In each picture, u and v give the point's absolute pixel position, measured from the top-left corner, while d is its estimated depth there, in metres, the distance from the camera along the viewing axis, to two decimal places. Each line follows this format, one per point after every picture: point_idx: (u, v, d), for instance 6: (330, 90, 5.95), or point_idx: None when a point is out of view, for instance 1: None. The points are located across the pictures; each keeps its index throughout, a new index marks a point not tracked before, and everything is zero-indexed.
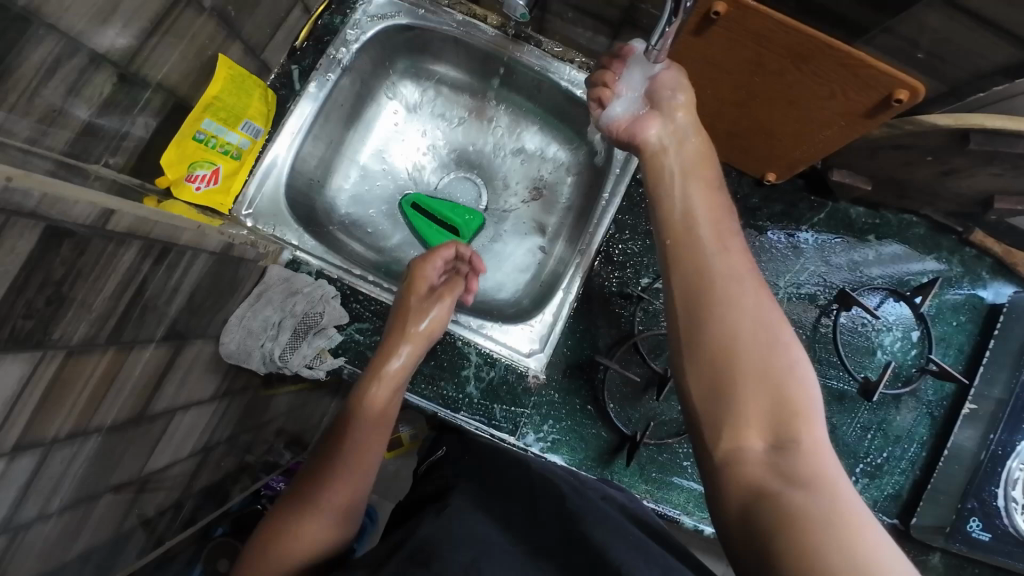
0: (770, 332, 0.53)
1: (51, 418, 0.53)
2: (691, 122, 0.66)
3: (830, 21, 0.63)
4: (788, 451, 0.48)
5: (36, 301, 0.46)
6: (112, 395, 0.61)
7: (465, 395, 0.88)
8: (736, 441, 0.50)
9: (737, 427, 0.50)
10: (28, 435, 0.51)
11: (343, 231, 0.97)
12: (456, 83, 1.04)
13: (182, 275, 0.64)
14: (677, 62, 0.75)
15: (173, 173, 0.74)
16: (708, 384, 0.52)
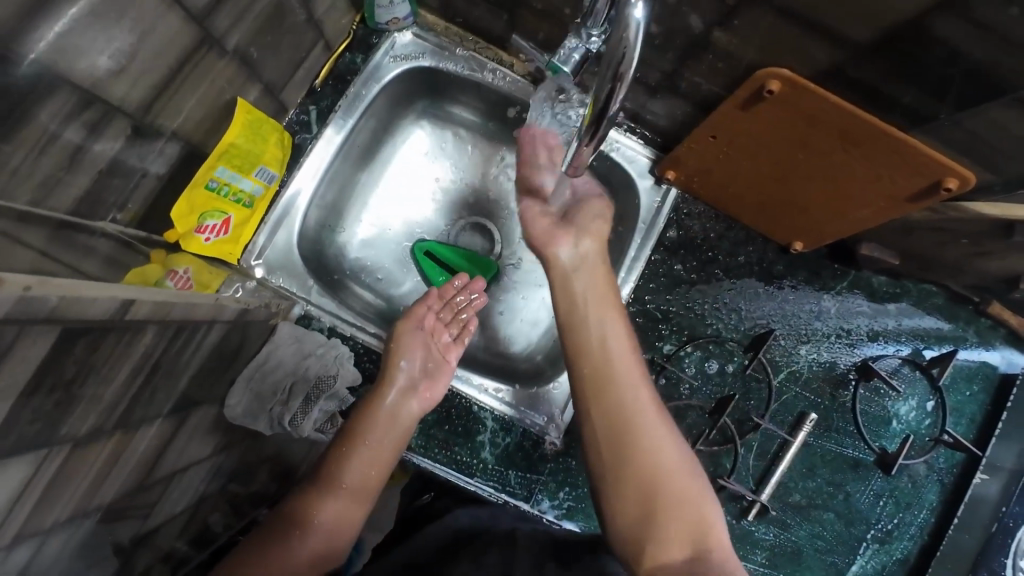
0: (668, 462, 0.61)
1: (51, 510, 0.48)
2: (596, 247, 0.73)
3: (886, 108, 0.61)
4: (703, 563, 0.55)
5: (44, 404, 0.41)
6: (115, 477, 0.55)
7: (480, 460, 0.85)
8: (659, 557, 0.57)
9: (655, 549, 0.57)
10: (27, 529, 0.45)
11: (353, 277, 0.94)
12: (476, 126, 1.01)
13: (193, 344, 0.59)
14: (714, 132, 0.72)
15: (182, 226, 0.69)
16: (639, 506, 0.60)
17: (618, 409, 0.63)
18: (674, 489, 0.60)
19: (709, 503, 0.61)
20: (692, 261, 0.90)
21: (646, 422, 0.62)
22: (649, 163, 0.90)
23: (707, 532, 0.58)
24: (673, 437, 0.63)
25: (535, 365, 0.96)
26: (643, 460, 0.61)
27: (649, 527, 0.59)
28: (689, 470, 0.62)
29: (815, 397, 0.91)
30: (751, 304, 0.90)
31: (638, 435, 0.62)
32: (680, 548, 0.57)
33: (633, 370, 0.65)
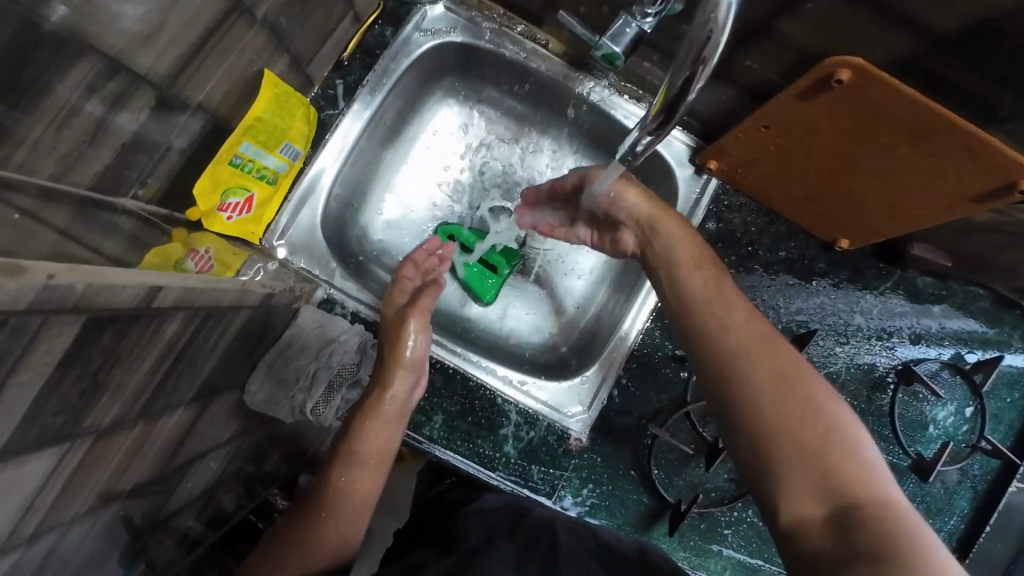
0: (797, 397, 0.55)
1: (73, 503, 0.46)
2: (655, 206, 0.74)
3: (963, 100, 0.56)
4: (845, 510, 0.49)
5: (69, 396, 0.38)
6: (137, 467, 0.53)
7: (503, 454, 0.83)
8: (793, 508, 0.52)
9: (789, 500, 0.52)
10: (48, 522, 0.43)
11: (376, 260, 0.91)
12: (505, 106, 0.96)
13: (218, 331, 0.56)
14: (767, 123, 0.67)
15: (204, 204, 0.66)
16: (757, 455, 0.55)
17: (723, 351, 0.60)
18: (811, 439, 0.53)
19: (855, 451, 0.52)
20: (731, 255, 0.86)
21: (755, 360, 0.58)
22: (689, 151, 0.86)
23: (851, 487, 0.50)
24: (795, 369, 0.57)
25: (560, 357, 0.93)
26: (763, 413, 0.55)
27: (778, 475, 0.53)
28: (824, 403, 0.55)
29: (850, 400, 0.88)
30: (789, 301, 0.87)
31: (745, 372, 0.58)
32: (816, 498, 0.51)
33: (732, 313, 0.62)
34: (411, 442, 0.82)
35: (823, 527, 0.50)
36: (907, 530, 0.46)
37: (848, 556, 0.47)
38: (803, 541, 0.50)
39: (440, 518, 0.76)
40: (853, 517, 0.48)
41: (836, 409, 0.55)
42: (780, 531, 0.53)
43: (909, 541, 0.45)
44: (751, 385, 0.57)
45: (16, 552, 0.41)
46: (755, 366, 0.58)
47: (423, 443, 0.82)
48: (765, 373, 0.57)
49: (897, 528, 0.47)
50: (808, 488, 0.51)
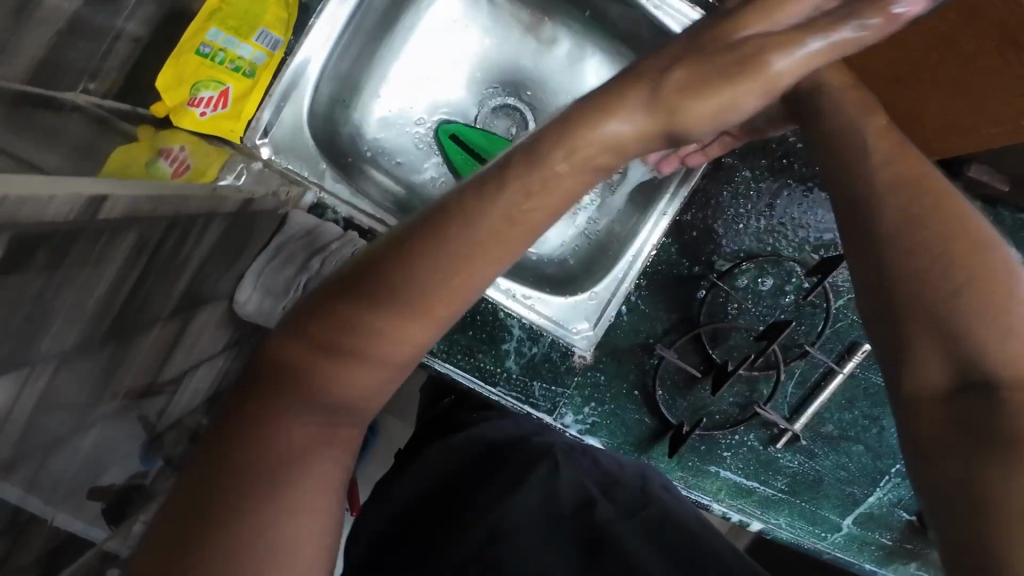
0: (940, 254, 0.37)
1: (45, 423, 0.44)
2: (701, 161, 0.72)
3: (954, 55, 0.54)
4: (976, 389, 0.35)
5: (12, 323, 0.35)
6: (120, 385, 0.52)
7: (504, 368, 0.81)
8: (907, 382, 0.37)
9: (902, 377, 0.37)
10: None
11: (371, 160, 0.84)
12: None
13: (194, 242, 0.53)
14: None
15: (171, 97, 0.62)
16: (906, 345, 0.37)
17: (899, 219, 0.39)
18: (961, 308, 0.36)
19: (987, 292, 0.36)
20: (763, 165, 0.78)
21: (892, 207, 0.39)
22: None
23: (983, 345, 0.35)
24: (952, 218, 0.38)
25: (566, 271, 0.88)
26: (893, 262, 0.38)
27: (890, 348, 0.38)
28: (981, 258, 0.37)
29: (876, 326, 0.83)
30: (818, 220, 0.78)
31: (899, 239, 0.38)
32: (942, 372, 0.36)
33: (911, 163, 0.41)
34: None
35: (949, 403, 0.35)
36: None
37: (968, 439, 0.34)
38: (914, 423, 0.36)
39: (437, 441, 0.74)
40: (983, 396, 0.34)
41: (969, 229, 0.38)
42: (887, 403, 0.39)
43: None
44: (905, 233, 0.38)
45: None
46: (908, 215, 0.39)
47: (422, 357, 0.79)
48: (906, 209, 0.39)
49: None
50: (929, 358, 0.36)
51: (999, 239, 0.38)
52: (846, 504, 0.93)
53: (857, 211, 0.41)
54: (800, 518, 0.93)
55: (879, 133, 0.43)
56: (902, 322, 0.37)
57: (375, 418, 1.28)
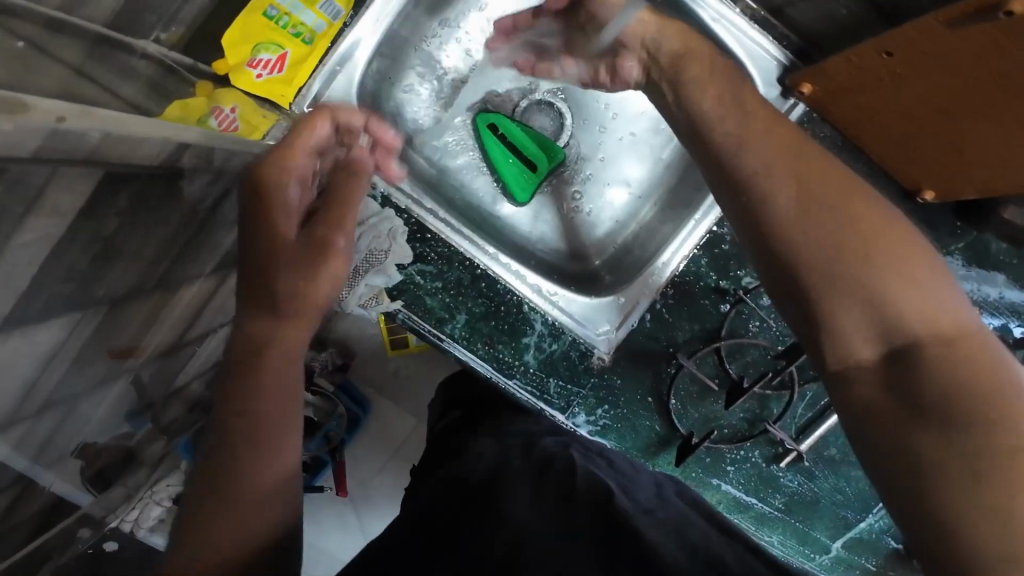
0: (811, 225, 0.40)
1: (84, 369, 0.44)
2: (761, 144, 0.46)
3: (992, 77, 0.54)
4: (903, 359, 0.38)
5: (81, 263, 0.34)
6: (151, 340, 0.51)
7: (522, 362, 0.81)
8: (844, 359, 0.39)
9: (840, 350, 0.39)
10: None
11: (410, 143, 0.84)
12: None
13: (246, 202, 0.52)
14: (887, 41, 0.56)
15: (231, 56, 0.62)
16: (859, 324, 0.39)
17: (772, 205, 0.41)
18: (874, 276, 0.38)
19: (925, 271, 0.38)
20: None
21: (761, 189, 0.42)
22: (780, 70, 0.73)
23: (916, 321, 0.37)
24: (803, 192, 0.41)
25: (589, 270, 0.89)
26: (804, 257, 0.40)
27: (830, 326, 0.39)
28: (826, 224, 0.39)
29: None
30: None
31: (799, 224, 0.40)
32: (869, 345, 0.39)
33: (748, 135, 0.44)
34: (430, 337, 0.80)
35: (882, 384, 0.38)
36: (994, 365, 0.36)
37: (906, 412, 0.37)
38: (852, 392, 0.39)
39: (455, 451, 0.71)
40: (915, 363, 0.37)
41: (884, 212, 0.40)
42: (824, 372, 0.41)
43: (999, 375, 0.36)
44: (797, 216, 0.40)
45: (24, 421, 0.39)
46: (796, 215, 0.40)
47: (443, 341, 0.80)
48: (802, 204, 0.40)
49: (976, 367, 0.36)
50: (872, 330, 0.38)
51: (882, 199, 0.41)
52: (838, 527, 0.95)
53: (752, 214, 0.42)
54: (792, 536, 0.95)
55: (750, 134, 0.43)
56: (834, 314, 0.39)
57: (370, 399, 1.27)
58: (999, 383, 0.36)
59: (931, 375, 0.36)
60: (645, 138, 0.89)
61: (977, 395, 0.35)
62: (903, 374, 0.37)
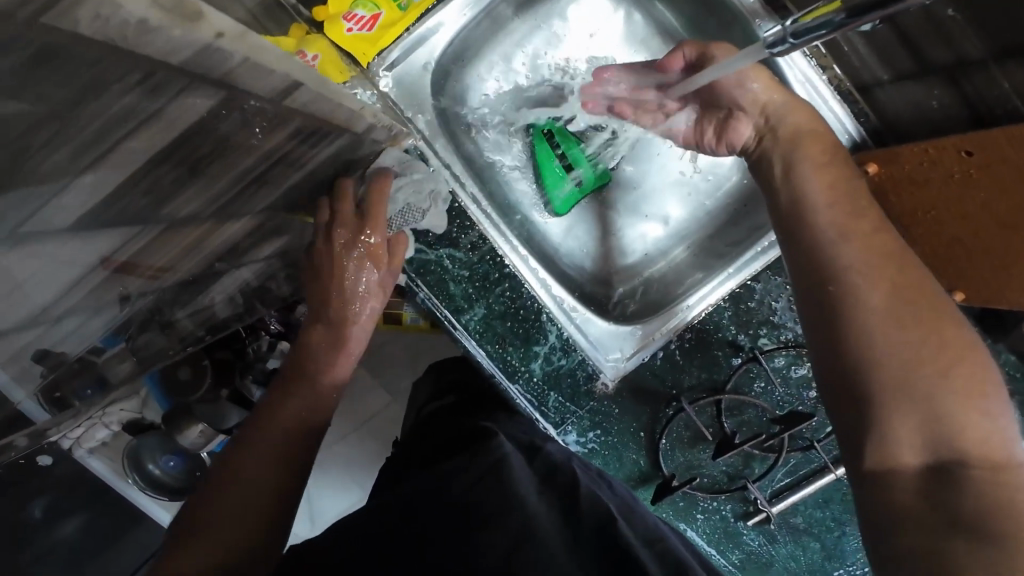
0: (888, 328, 0.48)
1: (118, 284, 0.42)
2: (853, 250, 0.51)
3: None
4: (945, 476, 0.44)
5: (165, 178, 0.33)
6: (182, 265, 0.50)
7: (527, 369, 0.80)
8: (887, 459, 0.46)
9: (886, 449, 0.46)
10: (86, 301, 0.40)
11: (467, 127, 0.83)
12: (667, 30, 0.85)
13: (318, 150, 0.52)
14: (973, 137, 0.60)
15: (331, 6, 0.67)
16: (907, 430, 0.46)
17: (853, 300, 0.50)
18: (930, 391, 0.46)
19: (991, 402, 0.45)
20: None
21: (844, 287, 0.50)
22: (848, 146, 0.76)
23: (969, 439, 0.44)
24: (889, 300, 0.49)
25: (611, 296, 0.89)
26: (884, 345, 0.47)
27: (876, 425, 0.46)
28: (903, 336, 0.47)
29: None
30: None
31: (869, 324, 0.48)
32: (917, 452, 0.45)
33: (852, 235, 0.52)
34: (444, 324, 0.77)
35: (921, 479, 0.45)
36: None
37: (939, 524, 0.42)
38: (887, 492, 0.45)
39: (452, 434, 0.70)
40: (957, 479, 0.43)
41: (967, 341, 0.47)
42: (862, 468, 0.47)
43: None
44: (871, 318, 0.48)
45: (48, 322, 0.37)
46: (886, 311, 0.49)
47: (456, 330, 0.78)
48: (893, 307, 0.48)
49: (1008, 493, 0.42)
50: (912, 438, 0.45)
51: (960, 323, 0.49)
52: None
53: (848, 299, 0.50)
54: None
55: (861, 236, 0.52)
56: (894, 399, 0.46)
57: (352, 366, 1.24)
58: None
59: (967, 495, 0.42)
60: (695, 181, 0.90)
61: (1008, 522, 0.40)
62: (940, 487, 0.44)
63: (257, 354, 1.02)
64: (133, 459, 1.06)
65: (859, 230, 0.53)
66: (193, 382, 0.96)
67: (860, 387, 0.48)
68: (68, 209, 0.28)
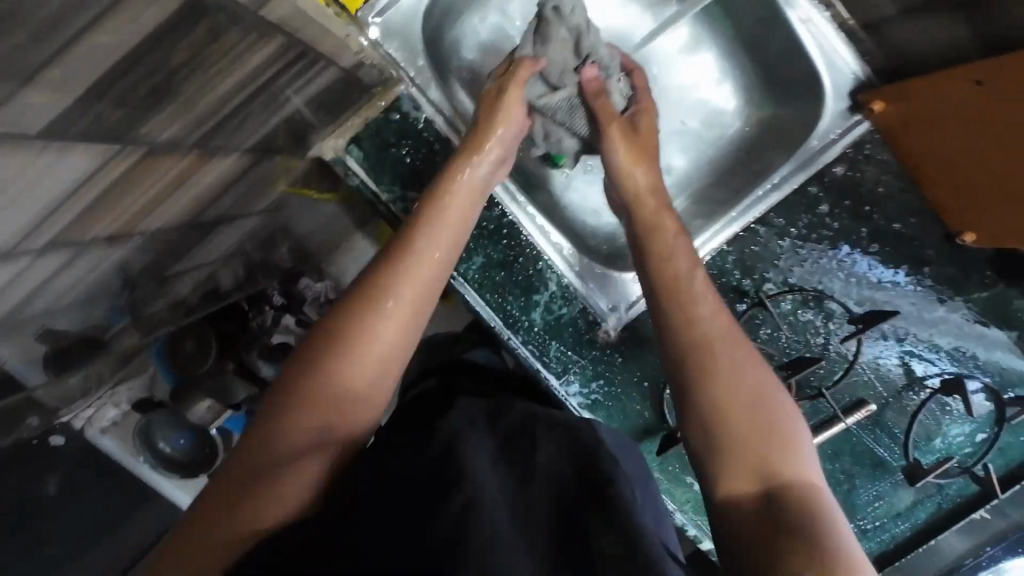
0: (726, 394, 0.51)
1: (94, 222, 0.40)
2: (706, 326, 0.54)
3: None
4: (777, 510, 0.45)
5: (139, 88, 0.32)
6: (166, 209, 0.48)
7: (528, 319, 0.79)
8: (725, 492, 0.48)
9: (726, 480, 0.48)
10: (65, 236, 0.38)
11: (460, 77, 0.81)
12: None
13: (301, 84, 0.51)
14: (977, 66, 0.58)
15: None
16: (737, 473, 0.48)
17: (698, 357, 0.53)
18: (742, 464, 0.48)
19: (795, 466, 0.47)
20: (846, 203, 0.77)
21: (698, 343, 0.54)
22: (852, 84, 0.75)
23: (786, 485, 0.46)
24: (744, 368, 0.52)
25: (615, 248, 0.86)
26: (709, 419, 0.51)
27: (716, 454, 0.49)
28: (727, 418, 0.50)
29: (880, 388, 0.85)
30: (872, 280, 0.79)
31: (704, 376, 0.52)
32: (750, 484, 0.47)
33: (710, 316, 0.55)
34: None
35: (758, 506, 0.46)
36: (840, 531, 0.43)
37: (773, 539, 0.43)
38: (732, 512, 0.47)
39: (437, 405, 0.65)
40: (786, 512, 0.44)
41: (775, 410, 0.50)
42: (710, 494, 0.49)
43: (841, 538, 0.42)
44: (705, 378, 0.52)
45: (23, 259, 0.36)
46: (719, 390, 0.51)
47: (455, 280, 0.76)
48: (726, 388, 0.51)
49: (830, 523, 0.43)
50: (745, 471, 0.48)
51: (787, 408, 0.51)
52: None
53: (681, 340, 0.55)
54: None
55: (707, 314, 0.55)
56: (710, 435, 0.50)
57: None
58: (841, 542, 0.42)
59: (795, 521, 0.43)
60: (696, 129, 0.88)
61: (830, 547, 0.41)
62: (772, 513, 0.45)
63: (262, 326, 0.99)
64: (146, 440, 1.01)
65: (705, 306, 0.56)
66: (197, 356, 0.94)
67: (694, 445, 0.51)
68: (31, 111, 0.26)
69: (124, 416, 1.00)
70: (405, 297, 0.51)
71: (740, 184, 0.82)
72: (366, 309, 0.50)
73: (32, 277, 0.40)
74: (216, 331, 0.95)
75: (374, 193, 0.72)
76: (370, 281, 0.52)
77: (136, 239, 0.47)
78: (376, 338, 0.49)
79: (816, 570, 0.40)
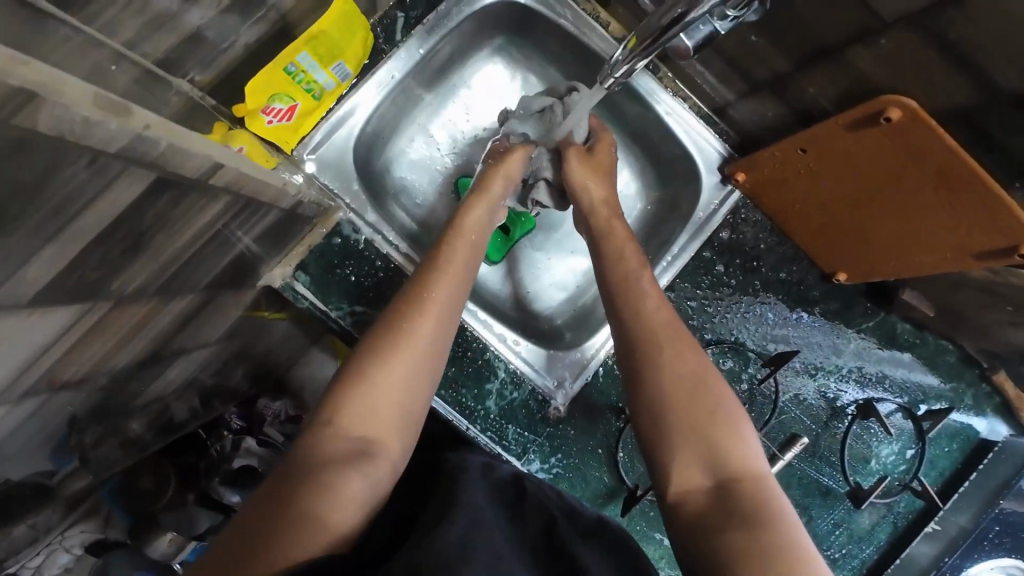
0: (677, 385, 0.57)
1: (66, 370, 0.45)
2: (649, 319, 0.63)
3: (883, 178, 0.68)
4: (727, 490, 0.51)
5: (114, 251, 0.39)
6: (130, 350, 0.53)
7: (483, 407, 0.84)
8: (682, 484, 0.53)
9: (680, 471, 0.53)
10: (42, 384, 0.43)
11: (394, 195, 0.91)
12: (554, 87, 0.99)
13: (250, 221, 0.59)
14: (801, 137, 0.72)
15: (251, 102, 0.72)
16: (688, 459, 0.54)
17: (648, 348, 0.60)
18: (695, 444, 0.54)
19: (739, 442, 0.54)
20: (737, 262, 0.89)
21: (641, 340, 0.61)
22: (719, 160, 0.89)
23: (731, 461, 0.53)
24: (684, 355, 0.59)
25: (553, 328, 0.96)
26: (665, 410, 0.56)
27: (665, 444, 0.55)
28: (686, 405, 0.56)
29: (808, 421, 0.92)
30: (776, 326, 0.90)
31: (653, 365, 0.59)
32: (702, 472, 0.53)
33: (656, 319, 0.63)
34: None
35: (709, 492, 0.51)
36: (773, 502, 0.49)
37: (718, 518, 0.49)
38: (686, 502, 0.52)
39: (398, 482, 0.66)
40: (733, 490, 0.50)
41: (715, 401, 0.56)
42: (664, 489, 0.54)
43: (775, 507, 0.48)
44: (653, 366, 0.59)
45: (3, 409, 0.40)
46: (673, 383, 0.57)
47: None
48: (676, 378, 0.58)
49: (764, 497, 0.49)
50: (695, 459, 0.53)
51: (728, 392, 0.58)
52: None
53: (634, 341, 0.62)
54: None
55: (651, 316, 0.63)
56: (662, 426, 0.56)
57: None
58: (773, 512, 0.48)
59: (740, 502, 0.49)
60: None
61: (766, 516, 0.47)
62: (722, 495, 0.50)
63: (222, 454, 0.98)
64: None
65: (654, 305, 0.64)
66: (156, 489, 0.92)
67: (654, 436, 0.56)
68: (28, 283, 0.33)
69: (76, 561, 0.93)
70: (422, 336, 0.57)
71: (649, 257, 0.93)
72: (386, 355, 0.55)
73: (7, 428, 0.43)
74: (175, 463, 0.94)
75: (325, 311, 0.78)
76: (384, 326, 0.57)
77: (102, 378, 0.51)
78: (395, 378, 0.54)
79: (759, 540, 0.45)
